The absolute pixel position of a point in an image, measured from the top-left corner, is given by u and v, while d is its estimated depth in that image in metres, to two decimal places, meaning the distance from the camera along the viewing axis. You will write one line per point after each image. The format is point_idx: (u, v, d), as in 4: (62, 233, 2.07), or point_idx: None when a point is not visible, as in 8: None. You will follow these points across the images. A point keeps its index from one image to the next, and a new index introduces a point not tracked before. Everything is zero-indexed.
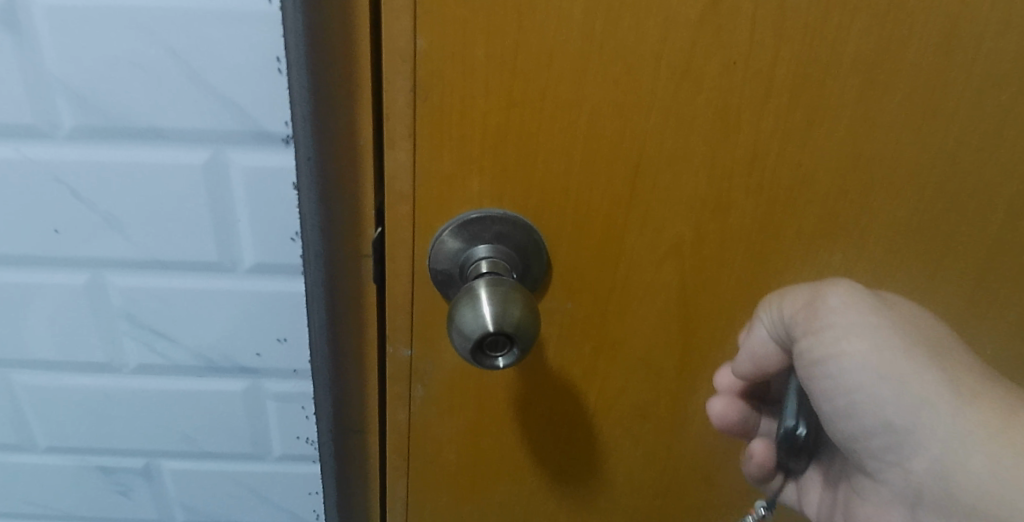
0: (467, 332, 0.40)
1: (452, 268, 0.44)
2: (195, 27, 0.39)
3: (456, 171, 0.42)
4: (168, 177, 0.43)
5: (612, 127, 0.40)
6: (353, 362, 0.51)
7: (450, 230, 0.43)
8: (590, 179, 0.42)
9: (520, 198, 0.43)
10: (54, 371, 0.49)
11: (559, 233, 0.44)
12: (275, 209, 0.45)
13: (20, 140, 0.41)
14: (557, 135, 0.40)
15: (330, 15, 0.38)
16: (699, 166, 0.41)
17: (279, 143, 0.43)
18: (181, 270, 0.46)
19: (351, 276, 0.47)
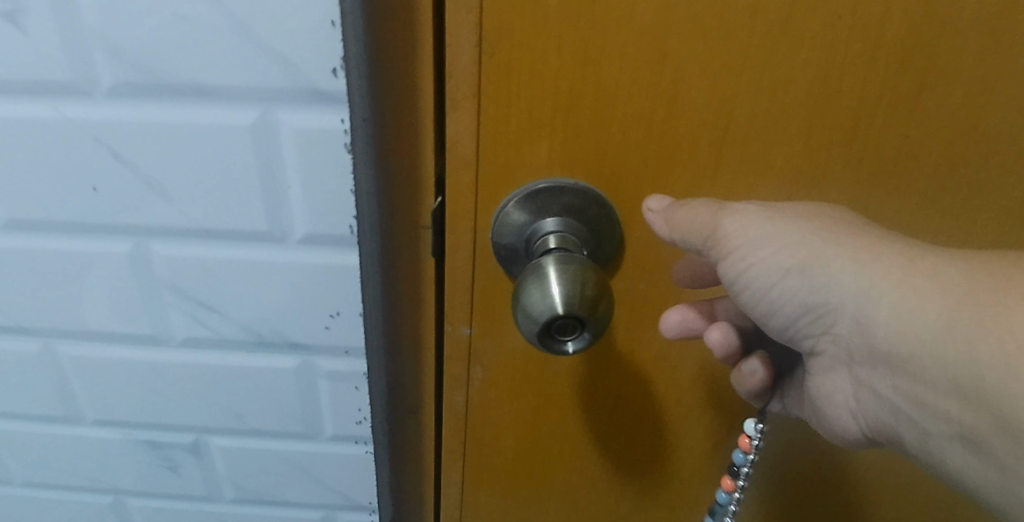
0: (536, 315, 0.35)
1: (517, 242, 0.40)
2: None
3: (523, 137, 0.37)
4: (211, 139, 0.39)
5: (701, 87, 0.34)
6: (408, 342, 0.47)
7: (514, 201, 0.39)
8: (670, 147, 0.37)
9: (593, 168, 0.38)
10: (100, 343, 0.47)
11: (635, 207, 0.39)
12: (327, 176, 0.41)
13: (57, 97, 0.39)
14: (638, 95, 0.35)
15: None
16: (803, 133, 0.35)
17: (331, 103, 0.39)
18: (228, 240, 0.43)
19: (409, 250, 0.43)
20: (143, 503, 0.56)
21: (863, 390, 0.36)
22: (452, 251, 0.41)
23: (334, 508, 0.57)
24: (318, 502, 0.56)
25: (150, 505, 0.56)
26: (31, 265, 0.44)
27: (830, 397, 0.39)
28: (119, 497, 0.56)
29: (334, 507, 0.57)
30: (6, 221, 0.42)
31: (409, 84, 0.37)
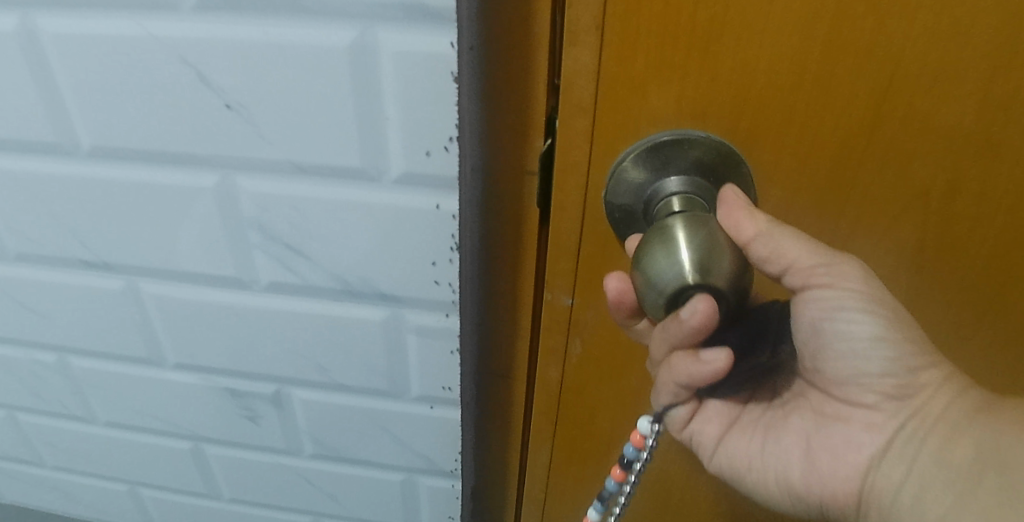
0: (662, 287, 0.31)
1: (635, 204, 0.36)
2: None
3: (648, 79, 0.33)
4: (306, 62, 0.35)
5: (867, 32, 0.30)
6: (504, 296, 0.44)
7: (633, 156, 0.35)
8: (819, 105, 0.32)
9: (726, 118, 0.33)
10: (183, 283, 0.45)
11: (775, 168, 0.34)
12: (427, 108, 0.36)
13: (141, 12, 0.35)
14: (789, 42, 0.31)
15: None
16: (982, 90, 0.30)
17: (436, 21, 0.33)
18: (319, 179, 0.39)
19: (511, 193, 0.39)
20: (221, 452, 0.56)
21: (891, 449, 0.36)
22: (562, 200, 0.38)
23: (415, 472, 0.53)
24: (399, 464, 0.53)
25: (228, 454, 0.56)
26: (116, 197, 0.42)
27: (822, 440, 0.38)
28: (197, 444, 0.56)
29: (415, 471, 0.53)
30: (90, 149, 0.40)
31: (526, 4, 0.33)
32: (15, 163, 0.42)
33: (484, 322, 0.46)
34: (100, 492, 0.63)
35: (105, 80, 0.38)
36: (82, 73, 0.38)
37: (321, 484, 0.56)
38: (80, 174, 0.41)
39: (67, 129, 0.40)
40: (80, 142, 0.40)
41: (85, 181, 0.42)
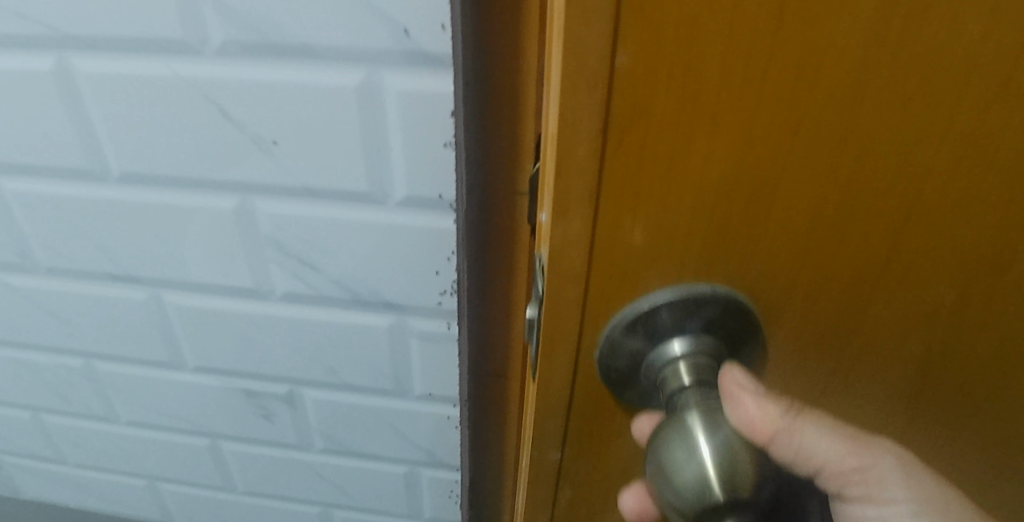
0: (679, 495, 0.23)
1: (637, 371, 0.26)
2: None
3: (602, 198, 0.22)
4: (320, 99, 0.39)
5: (890, 152, 0.20)
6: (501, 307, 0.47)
7: (626, 318, 0.25)
8: (830, 245, 0.22)
9: (711, 242, 0.23)
10: (204, 294, 0.49)
11: (785, 311, 0.24)
12: (428, 140, 0.40)
13: (167, 54, 0.39)
14: (795, 159, 0.21)
15: None
16: (1004, 221, 0.21)
17: (435, 64, 0.37)
18: (332, 201, 0.43)
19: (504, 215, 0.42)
20: (237, 448, 0.60)
21: None
22: None
23: (417, 464, 0.58)
24: (403, 457, 0.57)
25: (243, 450, 0.60)
26: (143, 216, 0.46)
27: None
28: (215, 441, 0.60)
29: (418, 463, 0.58)
30: (118, 174, 0.44)
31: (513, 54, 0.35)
32: (47, 187, 0.45)
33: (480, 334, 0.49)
34: (121, 487, 0.67)
35: (134, 113, 0.41)
36: (111, 108, 0.41)
37: (331, 476, 0.60)
38: (110, 196, 0.45)
39: (97, 158, 0.43)
40: (109, 168, 0.44)
41: (113, 202, 0.45)
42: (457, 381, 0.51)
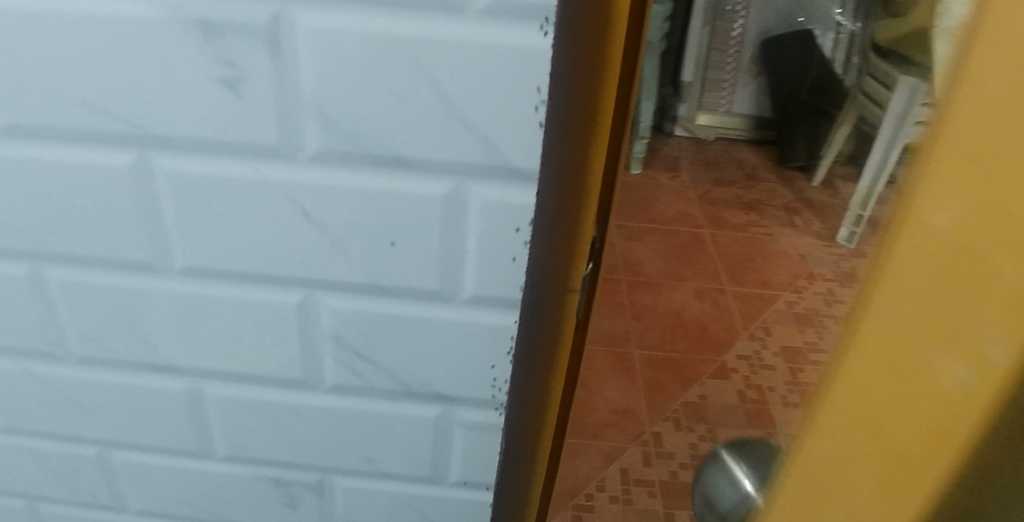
0: None
1: None
2: (462, 61, 0.36)
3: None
4: (408, 203, 0.41)
5: None
6: (541, 374, 0.53)
7: None
8: None
9: None
10: (249, 385, 0.49)
11: None
12: (504, 246, 0.42)
13: (258, 159, 0.40)
14: None
15: (580, 67, 0.39)
16: None
17: (520, 179, 0.40)
18: (400, 299, 0.45)
19: (554, 297, 0.48)
20: None
21: None
22: None
23: None
24: None
25: None
26: (202, 305, 0.45)
27: None
28: None
29: None
30: (179, 268, 0.44)
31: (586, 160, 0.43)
32: (97, 277, 0.45)
33: (519, 400, 0.54)
34: None
35: (214, 209, 0.42)
36: (184, 204, 0.41)
37: None
38: (169, 288, 0.45)
39: (161, 251, 0.43)
40: (170, 263, 0.44)
41: (168, 295, 0.45)
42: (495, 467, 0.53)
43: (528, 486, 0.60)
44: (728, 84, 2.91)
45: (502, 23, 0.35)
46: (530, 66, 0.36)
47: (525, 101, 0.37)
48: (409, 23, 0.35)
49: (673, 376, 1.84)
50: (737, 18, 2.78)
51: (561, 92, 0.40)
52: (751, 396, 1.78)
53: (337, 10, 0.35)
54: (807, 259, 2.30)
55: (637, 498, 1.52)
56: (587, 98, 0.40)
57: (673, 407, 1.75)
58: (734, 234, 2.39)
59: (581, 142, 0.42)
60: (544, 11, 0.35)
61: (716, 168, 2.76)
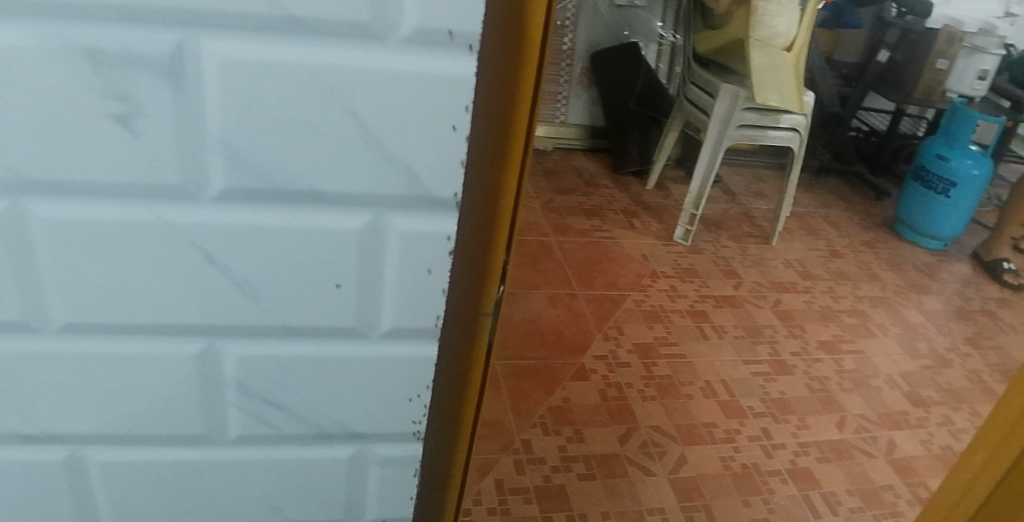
0: None
1: None
2: (378, 98, 0.42)
3: None
4: (334, 240, 0.47)
5: None
6: (459, 367, 0.59)
7: None
8: None
9: None
10: (150, 444, 0.56)
11: None
12: (426, 259, 0.49)
13: (153, 201, 0.45)
14: None
15: (496, 91, 0.47)
16: None
17: (437, 200, 0.47)
18: (318, 344, 0.52)
19: (470, 294, 0.55)
20: None
21: None
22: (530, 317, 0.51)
23: None
24: None
25: None
26: (104, 362, 0.51)
27: None
28: None
29: None
30: (65, 322, 0.49)
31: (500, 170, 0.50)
32: None
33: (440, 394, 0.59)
34: None
35: (111, 288, 0.48)
36: (74, 264, 0.46)
37: None
38: (59, 351, 0.50)
39: (45, 310, 0.48)
40: (56, 318, 0.48)
41: (61, 355, 0.50)
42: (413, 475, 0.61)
43: (441, 495, 0.66)
44: (562, 97, 3.07)
45: (425, 48, 0.42)
46: (457, 94, 0.43)
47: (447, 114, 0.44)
48: (323, 57, 0.41)
49: (536, 382, 1.89)
50: (566, 33, 2.94)
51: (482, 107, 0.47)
52: (611, 394, 1.89)
53: (255, 44, 0.40)
54: (649, 258, 2.48)
55: (516, 507, 1.55)
56: (506, 101, 0.47)
57: (539, 412, 1.80)
58: (580, 240, 2.51)
59: (497, 143, 0.49)
60: (468, 40, 0.42)
61: (557, 178, 2.88)
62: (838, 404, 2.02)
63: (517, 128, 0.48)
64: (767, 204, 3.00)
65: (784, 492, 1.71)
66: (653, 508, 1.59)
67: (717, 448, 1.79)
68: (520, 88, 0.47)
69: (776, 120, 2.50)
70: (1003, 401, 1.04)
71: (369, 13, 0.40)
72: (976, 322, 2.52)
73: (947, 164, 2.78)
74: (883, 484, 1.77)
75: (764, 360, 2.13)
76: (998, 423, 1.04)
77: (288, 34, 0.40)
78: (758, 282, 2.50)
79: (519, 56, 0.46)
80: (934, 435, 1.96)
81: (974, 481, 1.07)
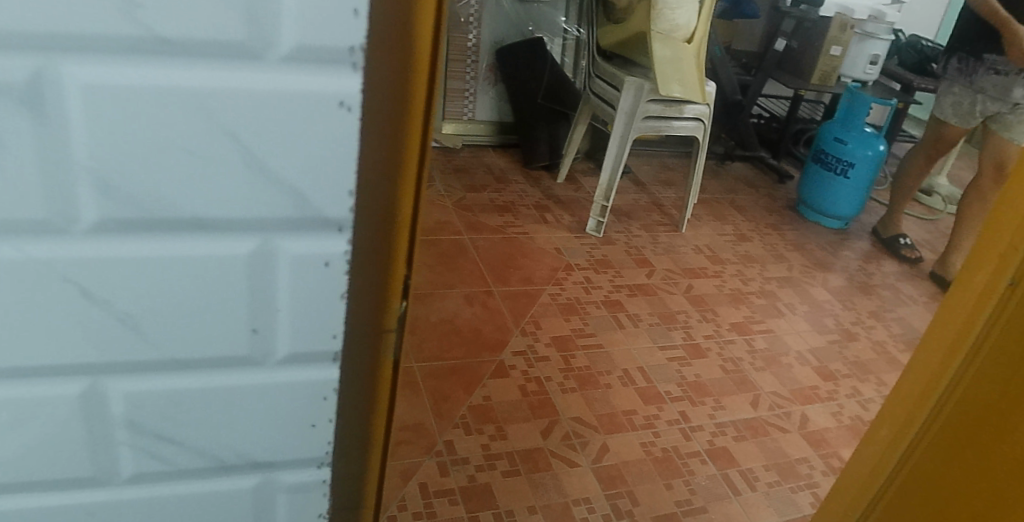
0: None
1: None
2: (259, 122, 0.41)
3: None
4: (220, 267, 0.45)
5: None
6: (369, 390, 0.57)
7: None
8: None
9: None
10: (33, 492, 0.52)
11: None
12: (322, 287, 0.48)
13: (21, 238, 0.41)
14: None
15: (388, 109, 0.46)
16: None
17: (329, 225, 0.46)
18: (213, 371, 0.50)
19: (373, 316, 0.54)
20: None
21: None
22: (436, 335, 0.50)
23: None
24: None
25: None
26: None
27: None
28: None
29: None
30: None
31: (396, 191, 0.49)
32: None
33: (345, 416, 0.58)
34: None
35: None
36: None
37: None
38: None
39: None
40: None
41: None
42: (322, 503, 0.59)
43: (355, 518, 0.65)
44: (469, 93, 3.06)
45: (307, 66, 0.40)
46: (336, 112, 0.42)
47: (335, 132, 0.42)
48: (195, 77, 0.39)
49: (456, 381, 1.89)
50: (470, 29, 2.93)
51: (368, 124, 0.46)
52: (531, 388, 1.91)
53: (118, 65, 0.38)
54: (562, 251, 2.52)
55: (442, 509, 1.54)
56: (398, 118, 0.46)
57: (460, 412, 1.80)
58: (493, 237, 2.51)
59: (391, 160, 0.48)
60: (352, 55, 0.41)
61: (467, 175, 2.87)
62: (752, 384, 2.12)
63: (411, 146, 0.48)
64: (675, 192, 3.09)
65: (704, 472, 1.79)
66: (578, 498, 1.63)
67: (638, 435, 1.85)
68: (412, 106, 0.46)
69: (681, 110, 2.56)
70: (906, 375, 1.09)
71: (244, 30, 0.38)
72: (878, 296, 2.70)
73: (844, 146, 2.97)
74: (797, 457, 1.90)
75: (679, 345, 2.21)
76: (902, 396, 1.09)
77: (155, 55, 0.38)
78: (670, 269, 2.57)
79: (409, 72, 0.45)
80: (843, 406, 2.11)
81: (886, 451, 1.11)
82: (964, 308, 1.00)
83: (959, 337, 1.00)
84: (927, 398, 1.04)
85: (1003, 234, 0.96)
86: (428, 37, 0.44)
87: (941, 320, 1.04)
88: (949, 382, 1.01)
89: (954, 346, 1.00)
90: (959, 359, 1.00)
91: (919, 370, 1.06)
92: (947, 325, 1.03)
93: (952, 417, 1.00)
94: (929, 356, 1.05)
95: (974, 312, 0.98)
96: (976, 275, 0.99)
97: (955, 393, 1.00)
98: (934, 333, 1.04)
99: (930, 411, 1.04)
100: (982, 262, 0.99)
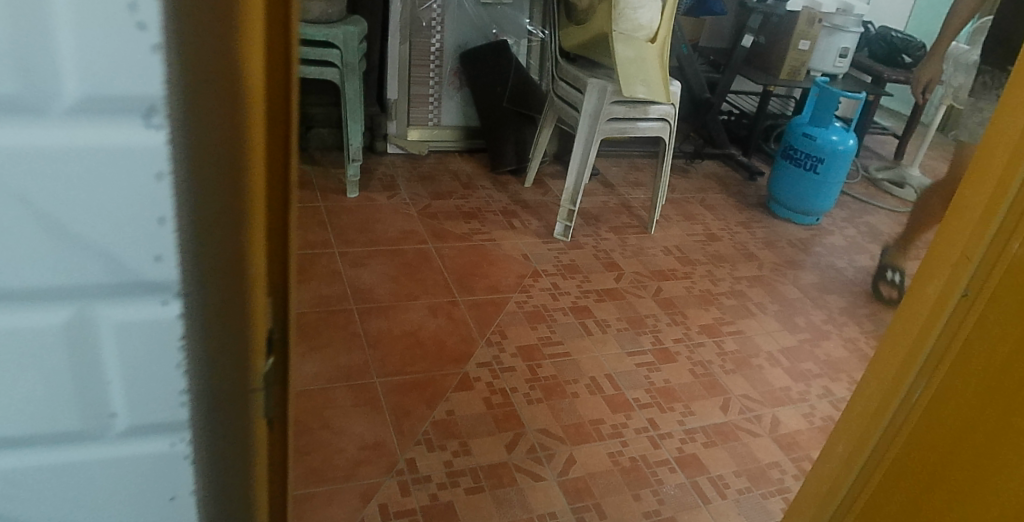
0: None
1: None
2: (46, 179, 0.36)
3: None
4: (31, 339, 0.40)
5: None
6: (240, 460, 0.50)
7: None
8: None
9: None
10: None
11: None
12: (157, 354, 0.43)
13: None
14: None
15: (221, 145, 0.39)
16: None
17: (153, 288, 0.41)
18: (42, 452, 0.45)
19: (233, 380, 0.46)
20: None
21: None
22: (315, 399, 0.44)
23: None
24: None
25: None
26: None
27: None
28: None
29: None
30: None
31: (242, 238, 0.42)
32: None
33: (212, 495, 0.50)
34: None
35: None
36: None
37: None
38: None
39: None
40: None
41: None
42: None
43: None
44: (433, 99, 3.01)
45: (99, 114, 0.35)
46: (142, 165, 0.37)
47: (141, 195, 0.38)
48: None
49: (418, 396, 1.85)
50: (433, 34, 2.88)
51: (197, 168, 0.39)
52: (496, 401, 1.88)
53: None
54: (529, 257, 2.49)
55: None
56: (233, 153, 0.39)
57: (423, 428, 1.76)
58: (459, 245, 2.48)
59: (231, 204, 0.40)
60: (149, 101, 0.36)
61: (433, 182, 2.84)
62: (722, 387, 2.10)
63: (253, 187, 0.41)
64: (644, 192, 3.07)
65: (672, 481, 1.76)
66: (543, 514, 1.59)
67: (605, 445, 1.82)
68: (249, 141, 0.39)
69: (646, 111, 2.51)
70: (859, 391, 0.98)
71: (14, 71, 0.33)
72: (850, 292, 2.69)
73: (813, 141, 2.95)
74: (768, 462, 1.87)
75: (648, 350, 2.18)
76: (855, 414, 0.98)
77: None
78: (639, 272, 2.54)
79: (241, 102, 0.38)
80: (814, 407, 2.09)
81: (839, 474, 1.00)
82: (918, 322, 0.89)
83: (913, 353, 0.89)
84: (880, 418, 0.94)
85: (957, 238, 0.85)
86: (260, 71, 0.38)
87: (894, 332, 0.94)
88: (903, 402, 0.91)
89: (907, 363, 0.90)
90: (913, 377, 0.89)
91: (872, 387, 0.96)
92: (902, 340, 0.92)
93: (907, 440, 0.90)
94: (883, 371, 0.94)
95: (927, 326, 0.87)
96: (930, 285, 0.88)
97: (912, 415, 0.90)
98: (888, 347, 0.93)
99: (884, 433, 0.93)
100: (936, 270, 0.88)
